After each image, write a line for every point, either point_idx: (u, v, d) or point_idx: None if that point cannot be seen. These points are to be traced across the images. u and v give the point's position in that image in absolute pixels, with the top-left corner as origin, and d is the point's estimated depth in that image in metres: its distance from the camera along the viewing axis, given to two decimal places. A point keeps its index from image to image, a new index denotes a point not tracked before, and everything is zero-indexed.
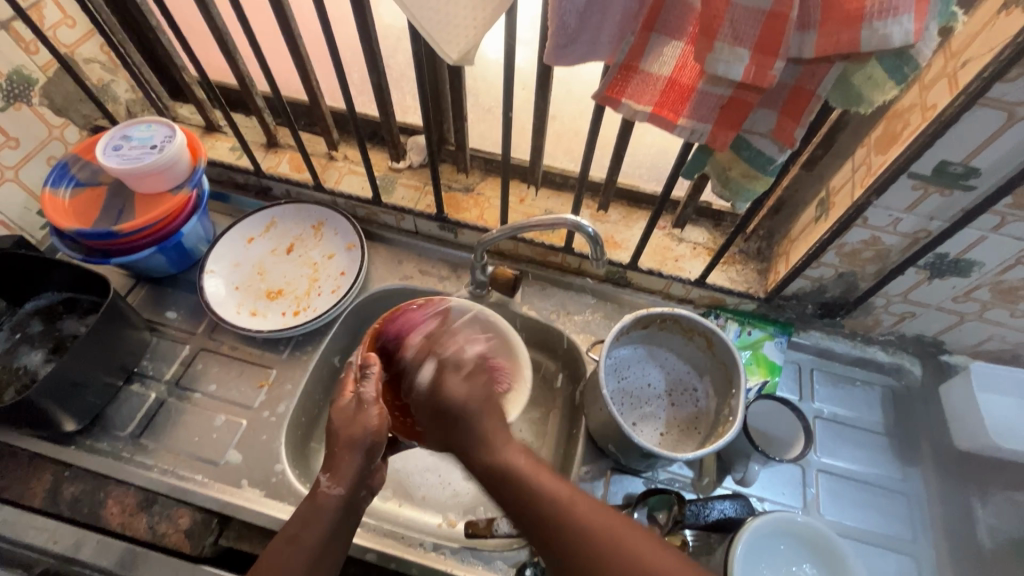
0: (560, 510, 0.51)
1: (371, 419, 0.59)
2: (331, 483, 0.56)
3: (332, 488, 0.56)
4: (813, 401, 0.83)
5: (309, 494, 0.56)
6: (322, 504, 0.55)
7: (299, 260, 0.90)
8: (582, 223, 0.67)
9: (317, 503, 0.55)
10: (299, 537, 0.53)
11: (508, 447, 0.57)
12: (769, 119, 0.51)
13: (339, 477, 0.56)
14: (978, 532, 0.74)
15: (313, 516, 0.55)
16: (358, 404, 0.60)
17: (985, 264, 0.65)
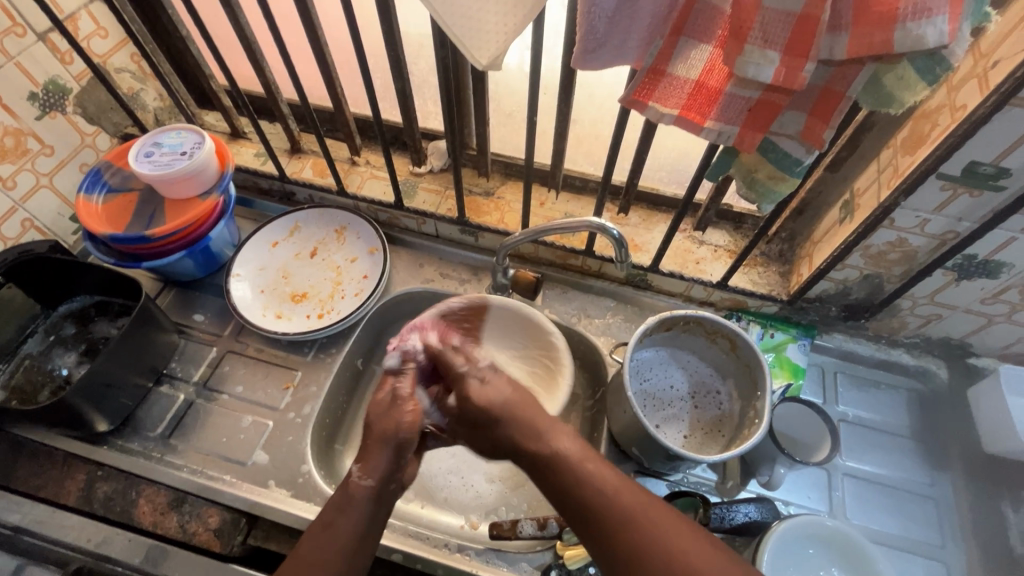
0: (574, 476, 0.50)
1: (406, 413, 0.58)
2: (363, 474, 0.54)
3: (364, 480, 0.54)
4: (837, 404, 0.83)
5: (342, 484, 0.54)
6: (355, 495, 0.53)
7: (322, 264, 0.91)
8: (605, 225, 0.68)
9: (350, 493, 0.53)
10: (335, 525, 0.51)
11: (558, 436, 0.54)
12: (797, 121, 0.51)
13: (370, 468, 0.55)
14: (1011, 538, 0.73)
15: (347, 505, 0.53)
16: (393, 398, 0.60)
17: (1014, 265, 0.65)
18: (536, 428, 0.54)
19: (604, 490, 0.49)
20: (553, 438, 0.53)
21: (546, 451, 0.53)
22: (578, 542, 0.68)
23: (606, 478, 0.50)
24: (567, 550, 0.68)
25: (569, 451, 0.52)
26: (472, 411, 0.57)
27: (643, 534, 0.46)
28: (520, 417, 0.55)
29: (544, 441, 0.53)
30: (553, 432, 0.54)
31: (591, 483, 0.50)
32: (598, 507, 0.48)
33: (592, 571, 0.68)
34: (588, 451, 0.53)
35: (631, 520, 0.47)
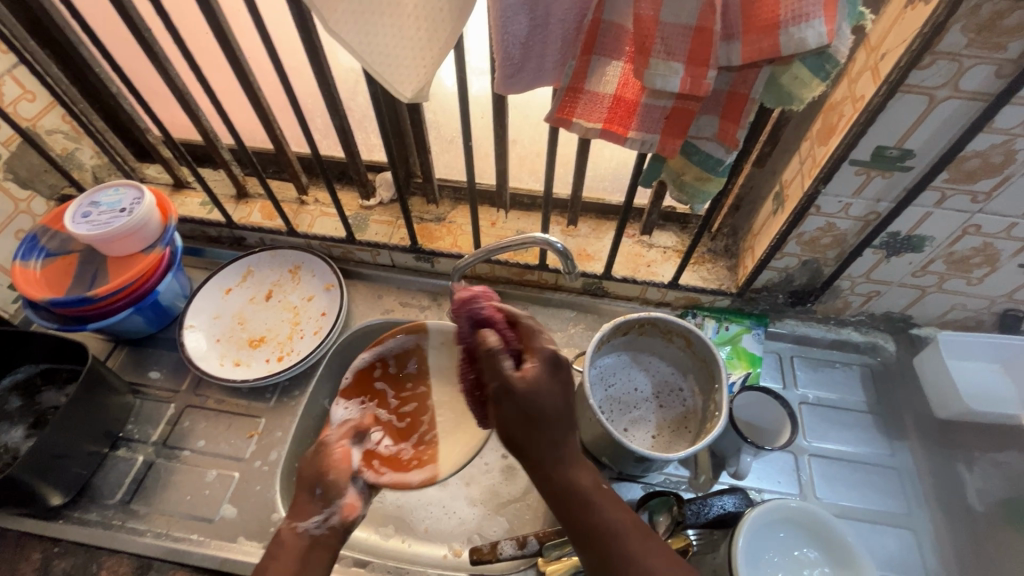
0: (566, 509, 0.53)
1: (334, 453, 0.60)
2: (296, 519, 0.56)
3: (297, 524, 0.55)
4: (797, 387, 0.86)
5: (275, 535, 0.56)
6: (286, 539, 0.55)
7: (279, 305, 0.90)
8: (551, 240, 0.68)
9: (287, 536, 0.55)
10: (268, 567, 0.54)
11: (574, 467, 0.54)
12: (712, 124, 0.54)
13: (302, 513, 0.56)
14: (969, 498, 0.75)
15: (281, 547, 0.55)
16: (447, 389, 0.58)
17: (935, 238, 0.70)
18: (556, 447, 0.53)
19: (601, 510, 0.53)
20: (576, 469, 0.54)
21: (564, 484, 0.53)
22: (559, 556, 0.68)
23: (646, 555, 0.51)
24: (549, 565, 0.68)
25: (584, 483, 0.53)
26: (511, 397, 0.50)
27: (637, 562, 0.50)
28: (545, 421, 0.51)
29: (569, 476, 0.53)
30: (571, 461, 0.53)
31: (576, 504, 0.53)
32: (601, 525, 0.52)
33: None
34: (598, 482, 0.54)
35: (621, 537, 0.52)
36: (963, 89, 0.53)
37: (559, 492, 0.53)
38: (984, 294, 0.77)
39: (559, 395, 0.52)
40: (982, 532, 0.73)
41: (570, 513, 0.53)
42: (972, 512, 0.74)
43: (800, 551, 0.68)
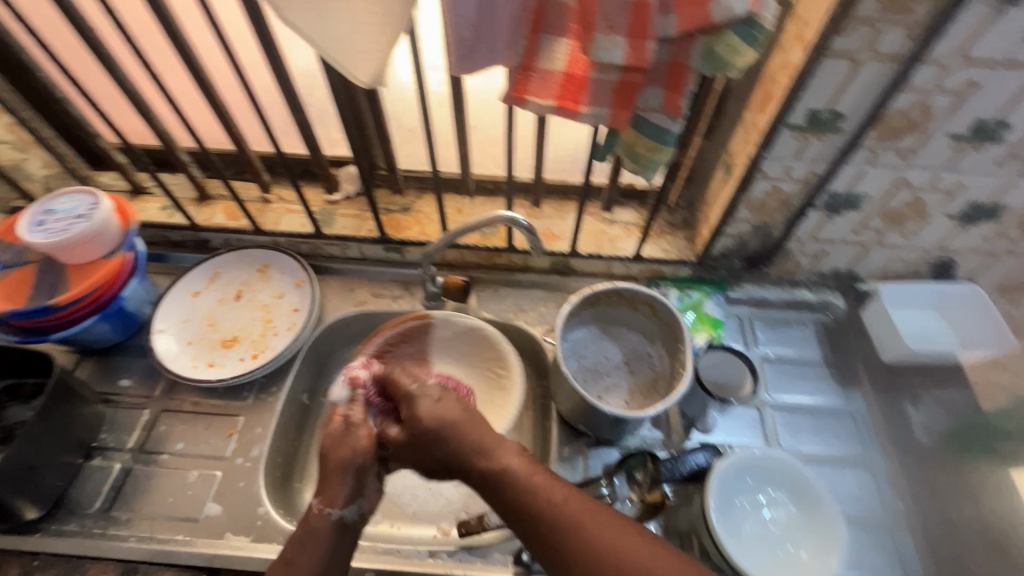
0: (511, 498, 0.51)
1: (360, 436, 0.56)
2: (324, 505, 0.54)
3: (328, 511, 0.54)
4: (758, 346, 0.91)
5: (303, 519, 0.54)
6: (318, 528, 0.53)
7: (249, 305, 0.90)
8: (515, 217, 0.71)
9: (314, 525, 0.53)
10: (296, 560, 0.52)
11: (503, 452, 0.53)
12: (657, 95, 0.57)
13: (332, 499, 0.54)
14: (915, 431, 0.82)
15: (310, 540, 0.53)
16: (346, 425, 0.57)
17: (870, 195, 0.75)
18: (483, 445, 0.53)
19: (551, 501, 0.51)
20: (502, 454, 0.53)
21: (495, 470, 0.52)
22: None
23: (598, 532, 0.49)
24: None
25: (515, 468, 0.52)
26: (413, 432, 0.54)
27: (589, 544, 0.49)
28: (464, 436, 0.53)
29: (497, 461, 0.52)
30: (499, 448, 0.53)
31: (523, 490, 0.51)
32: (555, 520, 0.50)
33: None
34: (534, 465, 0.53)
35: (578, 527, 0.49)
36: (882, 52, 0.58)
37: (491, 481, 0.52)
38: (918, 245, 0.83)
39: (444, 403, 0.55)
40: (930, 463, 0.79)
41: (508, 500, 0.51)
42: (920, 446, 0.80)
43: (766, 496, 0.71)
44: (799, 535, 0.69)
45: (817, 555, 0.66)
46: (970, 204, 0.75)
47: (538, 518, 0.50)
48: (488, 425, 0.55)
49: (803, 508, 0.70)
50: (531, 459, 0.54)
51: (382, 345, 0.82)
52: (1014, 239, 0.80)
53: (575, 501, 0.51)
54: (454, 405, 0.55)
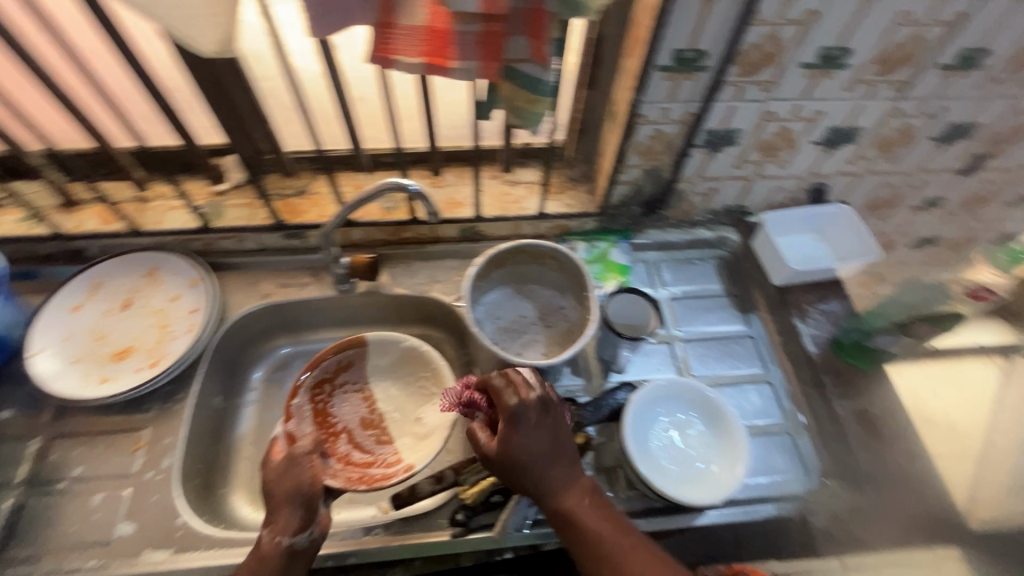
0: (569, 528, 0.61)
1: (304, 468, 0.65)
2: (275, 534, 0.60)
3: (279, 538, 0.60)
4: (665, 287, 0.95)
5: (256, 547, 0.61)
6: (269, 554, 0.59)
7: (140, 312, 0.84)
8: (404, 182, 0.71)
9: (265, 554, 0.60)
10: None
11: (570, 489, 0.63)
12: (523, 45, 0.58)
13: (284, 528, 0.61)
14: (806, 343, 0.87)
15: (262, 565, 0.59)
16: (288, 459, 0.65)
17: (743, 129, 0.80)
18: (553, 483, 0.62)
19: (600, 533, 0.61)
20: (568, 492, 0.63)
21: (562, 508, 0.62)
22: (477, 481, 0.72)
23: (633, 558, 0.59)
24: (468, 490, 0.71)
25: (578, 506, 0.62)
26: (499, 459, 0.61)
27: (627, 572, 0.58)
28: (542, 465, 0.61)
29: (562, 497, 0.62)
30: (563, 487, 0.63)
31: (579, 525, 0.61)
32: (604, 549, 0.60)
33: (497, 499, 0.71)
34: (591, 495, 0.63)
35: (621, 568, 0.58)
36: None
37: (558, 516, 0.62)
38: (793, 173, 0.90)
39: (540, 430, 0.62)
40: None
41: (570, 531, 0.61)
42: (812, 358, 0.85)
43: (667, 419, 0.77)
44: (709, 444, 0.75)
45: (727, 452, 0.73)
46: (831, 129, 0.81)
47: (588, 546, 0.60)
48: (558, 447, 0.63)
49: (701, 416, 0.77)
50: (587, 488, 0.64)
51: (319, 377, 0.85)
52: (872, 158, 0.88)
53: (622, 528, 0.62)
54: (547, 432, 0.62)
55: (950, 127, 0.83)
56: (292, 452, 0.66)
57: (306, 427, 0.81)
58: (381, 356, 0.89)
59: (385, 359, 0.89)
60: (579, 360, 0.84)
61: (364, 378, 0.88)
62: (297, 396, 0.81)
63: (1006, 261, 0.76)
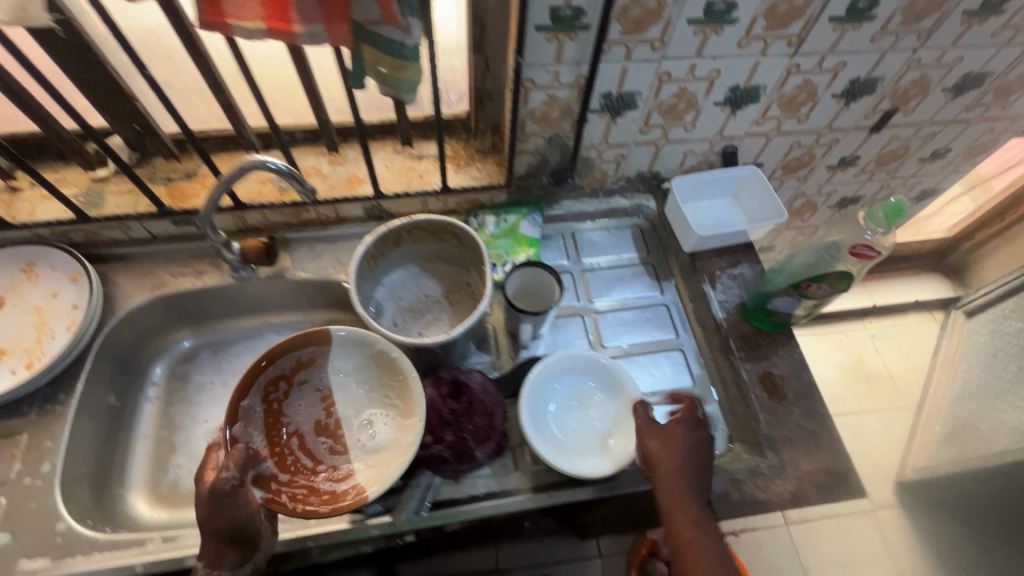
0: (687, 549, 0.60)
1: (229, 504, 0.60)
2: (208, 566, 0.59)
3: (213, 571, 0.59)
4: (581, 258, 0.93)
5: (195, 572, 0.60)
6: None
7: (17, 311, 0.79)
8: (265, 159, 0.63)
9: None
10: None
11: (679, 527, 0.61)
12: (370, 4, 0.53)
13: (216, 561, 0.59)
14: (714, 309, 0.85)
15: None
16: (212, 496, 0.60)
17: (641, 92, 0.77)
18: (670, 510, 0.62)
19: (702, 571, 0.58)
20: (688, 514, 0.61)
21: (676, 536, 0.61)
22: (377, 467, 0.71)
23: None
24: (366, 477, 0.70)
25: (685, 539, 0.60)
26: (647, 461, 0.65)
27: None
28: (695, 473, 0.63)
29: (676, 529, 0.61)
30: (676, 514, 0.61)
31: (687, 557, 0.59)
32: None
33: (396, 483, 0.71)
34: (703, 534, 0.60)
35: None
36: None
37: (678, 540, 0.61)
38: (701, 136, 0.88)
39: (679, 442, 0.65)
40: None
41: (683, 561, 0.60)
42: (717, 322, 0.83)
43: (553, 405, 0.75)
44: (598, 391, 0.76)
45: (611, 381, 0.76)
46: (730, 89, 0.79)
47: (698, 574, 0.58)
48: (686, 478, 0.63)
49: (570, 375, 0.77)
50: (702, 529, 0.61)
51: (274, 375, 0.74)
52: (778, 117, 0.87)
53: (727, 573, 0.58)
54: (685, 450, 0.64)
55: (850, 83, 0.82)
56: (218, 486, 0.60)
57: (255, 434, 0.71)
58: (346, 356, 0.77)
59: (350, 359, 0.76)
60: (486, 337, 0.84)
61: (326, 377, 0.77)
62: (247, 396, 0.71)
63: (883, 218, 0.69)
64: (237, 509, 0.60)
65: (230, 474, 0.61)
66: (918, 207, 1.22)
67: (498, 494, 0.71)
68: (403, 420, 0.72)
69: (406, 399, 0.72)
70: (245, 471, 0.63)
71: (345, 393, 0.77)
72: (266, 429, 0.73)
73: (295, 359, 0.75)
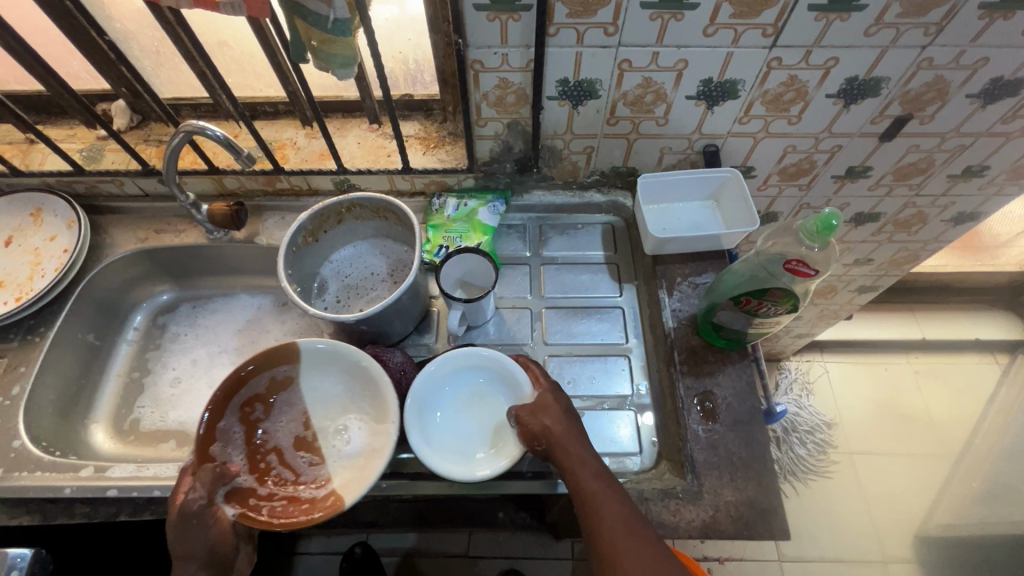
0: (594, 507, 0.58)
1: (198, 524, 0.58)
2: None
3: None
4: (543, 252, 0.91)
5: None
6: None
7: (19, 249, 0.88)
8: (205, 127, 0.69)
9: None
10: None
11: (582, 478, 0.60)
12: None
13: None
14: (665, 318, 0.80)
15: None
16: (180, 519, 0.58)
17: (601, 79, 0.73)
18: (569, 465, 0.61)
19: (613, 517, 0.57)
20: (585, 470, 0.60)
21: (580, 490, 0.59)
22: None
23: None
24: None
25: (592, 488, 0.59)
26: (530, 437, 0.63)
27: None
28: (576, 433, 0.63)
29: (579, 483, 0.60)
30: (575, 469, 0.60)
31: (596, 509, 0.58)
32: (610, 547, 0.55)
33: None
34: (606, 481, 0.60)
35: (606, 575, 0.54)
36: None
37: (583, 498, 0.59)
38: (677, 132, 0.82)
39: (551, 407, 0.65)
40: None
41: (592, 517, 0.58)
42: (665, 330, 0.79)
43: (444, 419, 0.69)
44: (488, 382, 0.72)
45: (472, 360, 0.71)
46: (702, 82, 0.73)
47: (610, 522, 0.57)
48: (569, 432, 0.63)
49: (435, 381, 0.70)
50: (599, 474, 0.60)
51: (248, 396, 0.69)
52: (764, 117, 0.79)
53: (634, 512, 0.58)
54: (558, 411, 0.65)
55: (846, 83, 0.73)
56: (184, 507, 0.58)
57: (234, 453, 0.66)
58: (325, 372, 0.72)
59: (326, 371, 0.71)
60: (428, 320, 0.84)
61: (305, 396, 0.72)
62: (221, 418, 0.67)
63: (815, 230, 0.62)
64: (204, 533, 0.59)
65: (198, 493, 0.59)
66: (955, 231, 1.08)
67: (403, 477, 0.71)
68: (375, 424, 0.68)
69: (383, 406, 0.67)
70: (217, 488, 0.61)
71: (325, 410, 0.71)
72: (245, 447, 0.67)
73: (268, 378, 0.70)
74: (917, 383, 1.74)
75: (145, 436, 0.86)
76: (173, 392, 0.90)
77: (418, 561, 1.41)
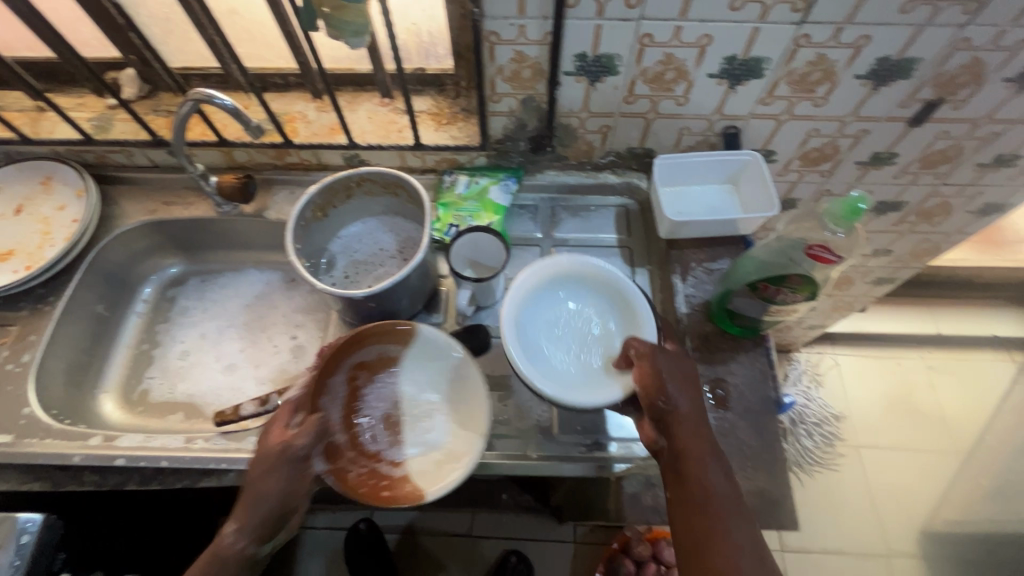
0: (692, 445, 0.58)
1: (279, 473, 0.61)
2: (237, 532, 0.61)
3: (243, 538, 0.61)
4: (555, 234, 0.89)
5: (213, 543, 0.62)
6: (229, 554, 0.61)
7: (29, 218, 0.88)
8: (214, 95, 0.67)
9: (221, 552, 0.61)
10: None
11: (683, 417, 0.59)
12: None
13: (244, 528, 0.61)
14: (677, 303, 0.78)
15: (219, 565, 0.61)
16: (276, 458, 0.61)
17: (620, 55, 0.70)
18: (673, 403, 0.60)
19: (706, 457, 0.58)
20: (687, 408, 0.60)
21: (678, 430, 0.59)
22: None
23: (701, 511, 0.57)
24: None
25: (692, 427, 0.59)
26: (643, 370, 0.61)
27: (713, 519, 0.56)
28: (685, 374, 0.62)
29: (681, 420, 0.59)
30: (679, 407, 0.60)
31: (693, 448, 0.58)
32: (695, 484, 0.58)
33: None
34: (702, 424, 0.60)
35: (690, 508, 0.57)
36: None
37: (679, 437, 0.59)
38: (696, 112, 0.79)
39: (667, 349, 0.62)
40: None
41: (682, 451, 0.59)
42: (677, 316, 0.77)
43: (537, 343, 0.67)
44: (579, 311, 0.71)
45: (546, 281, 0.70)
46: (725, 60, 0.71)
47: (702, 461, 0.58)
48: (680, 372, 0.61)
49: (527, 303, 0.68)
50: (701, 416, 0.60)
51: (356, 362, 0.70)
52: (788, 98, 0.76)
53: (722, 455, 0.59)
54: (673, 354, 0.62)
55: (877, 63, 0.70)
56: (288, 450, 0.61)
57: (334, 411, 0.68)
58: (427, 368, 0.72)
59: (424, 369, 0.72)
60: (438, 300, 0.83)
61: (399, 385, 0.72)
62: (332, 374, 0.68)
63: (840, 215, 0.61)
64: (289, 479, 0.61)
65: (298, 442, 0.61)
66: (980, 222, 1.05)
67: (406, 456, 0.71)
68: (463, 427, 0.68)
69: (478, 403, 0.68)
70: (319, 441, 0.64)
71: (416, 397, 0.71)
72: (345, 412, 0.69)
73: (375, 353, 0.71)
74: (929, 379, 1.72)
75: (154, 407, 0.87)
76: (182, 364, 0.90)
77: (421, 539, 1.43)
